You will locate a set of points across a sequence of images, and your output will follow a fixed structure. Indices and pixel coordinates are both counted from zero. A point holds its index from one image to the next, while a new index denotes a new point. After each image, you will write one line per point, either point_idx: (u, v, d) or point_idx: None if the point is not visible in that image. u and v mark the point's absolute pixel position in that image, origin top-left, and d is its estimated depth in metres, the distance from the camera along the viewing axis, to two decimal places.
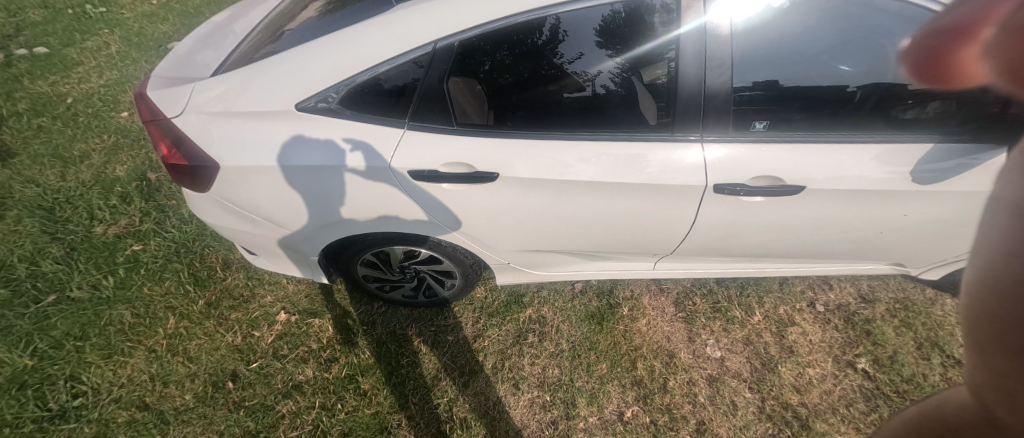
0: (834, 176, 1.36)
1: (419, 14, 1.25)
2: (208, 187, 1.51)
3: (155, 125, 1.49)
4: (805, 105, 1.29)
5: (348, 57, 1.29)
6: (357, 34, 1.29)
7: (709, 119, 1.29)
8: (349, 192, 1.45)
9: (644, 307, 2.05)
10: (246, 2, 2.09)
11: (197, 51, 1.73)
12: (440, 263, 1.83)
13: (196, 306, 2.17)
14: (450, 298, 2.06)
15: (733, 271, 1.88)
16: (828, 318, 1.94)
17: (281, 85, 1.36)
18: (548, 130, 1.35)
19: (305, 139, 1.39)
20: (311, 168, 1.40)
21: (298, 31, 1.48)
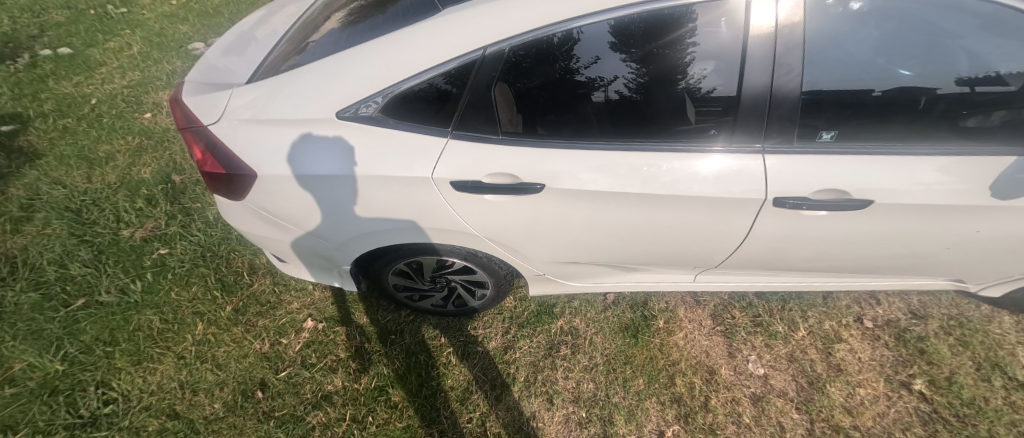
0: (901, 189, 1.28)
1: (460, 18, 1.19)
2: (244, 195, 1.48)
3: (190, 132, 1.46)
4: (874, 114, 1.21)
5: (391, 63, 1.23)
6: (398, 39, 1.24)
7: (772, 129, 1.21)
8: (387, 202, 1.40)
9: (680, 320, 1.98)
10: (275, 4, 2.07)
11: (228, 55, 1.70)
12: (473, 273, 1.78)
13: (224, 312, 2.15)
14: (480, 308, 2.01)
15: (777, 285, 1.81)
16: (877, 335, 1.85)
17: (319, 92, 1.31)
18: (595, 139, 1.28)
19: (342, 148, 1.34)
20: (350, 177, 1.35)
21: (333, 35, 1.44)
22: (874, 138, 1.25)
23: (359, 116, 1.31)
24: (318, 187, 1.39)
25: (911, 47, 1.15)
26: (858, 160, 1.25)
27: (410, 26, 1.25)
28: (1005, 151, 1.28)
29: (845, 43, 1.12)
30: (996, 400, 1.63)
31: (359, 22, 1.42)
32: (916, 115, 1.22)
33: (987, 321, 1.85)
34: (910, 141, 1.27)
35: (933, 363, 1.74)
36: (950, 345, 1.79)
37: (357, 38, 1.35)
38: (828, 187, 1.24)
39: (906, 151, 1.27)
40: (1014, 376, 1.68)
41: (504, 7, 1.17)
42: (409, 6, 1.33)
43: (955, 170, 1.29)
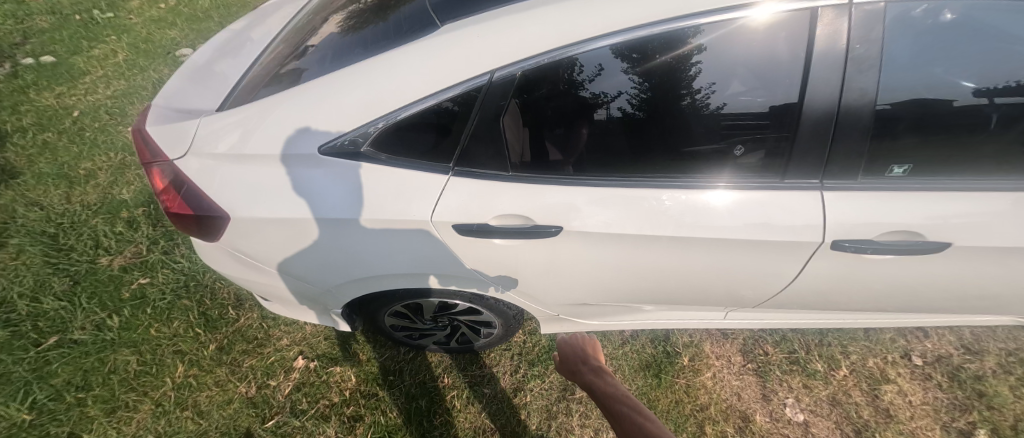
0: (979, 229, 1.10)
1: (460, 36, 1.01)
2: (221, 237, 1.29)
3: (158, 168, 1.26)
4: (960, 143, 1.03)
5: (387, 91, 1.05)
6: (391, 62, 1.05)
7: (840, 164, 1.04)
8: (381, 247, 1.22)
9: (707, 356, 1.79)
10: (262, 8, 1.89)
11: (200, 73, 1.51)
12: (480, 314, 1.60)
13: (207, 351, 1.97)
14: (486, 345, 1.83)
15: (818, 322, 1.62)
16: (928, 374, 1.67)
17: (303, 122, 1.13)
18: (626, 175, 1.10)
19: (330, 184, 1.15)
20: (338, 221, 1.18)
21: (320, 54, 1.25)
22: (953, 169, 1.06)
23: (338, 150, 1.13)
24: (302, 231, 1.22)
25: (1000, 65, 0.96)
26: (937, 197, 1.07)
27: (405, 45, 1.06)
28: None
29: (931, 63, 0.94)
30: None
31: (351, 38, 1.24)
32: (1001, 143, 1.03)
33: None
34: (992, 173, 1.08)
35: (993, 408, 1.57)
36: (1012, 386, 1.62)
37: (345, 59, 1.16)
38: (901, 228, 1.06)
39: (987, 184, 1.08)
40: None
41: (517, 23, 0.98)
42: (404, 21, 1.14)
43: None
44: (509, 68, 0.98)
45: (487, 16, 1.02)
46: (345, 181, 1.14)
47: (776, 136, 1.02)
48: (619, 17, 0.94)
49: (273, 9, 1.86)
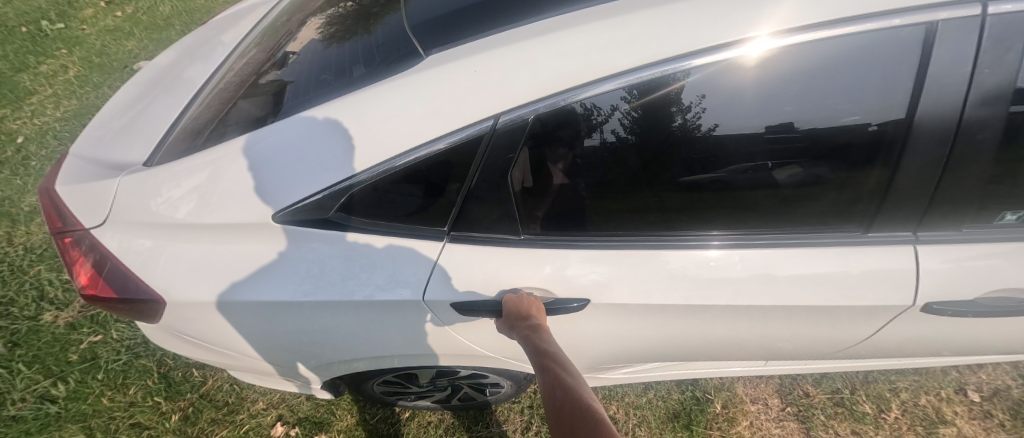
0: None
1: (471, 70, 0.83)
2: (156, 319, 1.06)
3: (71, 240, 1.04)
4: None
5: (394, 141, 0.86)
6: (387, 103, 0.86)
7: (936, 202, 0.92)
8: (364, 325, 1.07)
9: (741, 401, 1.59)
10: (216, 30, 1.71)
11: (162, 109, 1.29)
12: (485, 376, 1.39)
13: (169, 423, 1.71)
14: (492, 401, 1.59)
15: (871, 365, 1.42)
16: (987, 412, 1.51)
17: (271, 180, 0.92)
18: (680, 231, 0.98)
19: (340, 258, 0.98)
20: (317, 303, 1.02)
21: (295, 90, 1.04)
22: None
23: (308, 216, 0.95)
24: (277, 315, 1.05)
25: None
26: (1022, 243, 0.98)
27: (380, 84, 0.89)
28: None
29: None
30: None
31: (332, 72, 1.02)
32: None
33: None
34: None
35: None
36: None
37: (318, 100, 0.96)
38: (986, 280, 0.98)
39: None
40: None
41: (555, 50, 0.81)
42: (393, 53, 0.95)
43: None
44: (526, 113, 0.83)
45: (496, 42, 0.85)
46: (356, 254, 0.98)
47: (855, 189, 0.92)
48: (694, 33, 0.78)
49: (244, 27, 1.64)
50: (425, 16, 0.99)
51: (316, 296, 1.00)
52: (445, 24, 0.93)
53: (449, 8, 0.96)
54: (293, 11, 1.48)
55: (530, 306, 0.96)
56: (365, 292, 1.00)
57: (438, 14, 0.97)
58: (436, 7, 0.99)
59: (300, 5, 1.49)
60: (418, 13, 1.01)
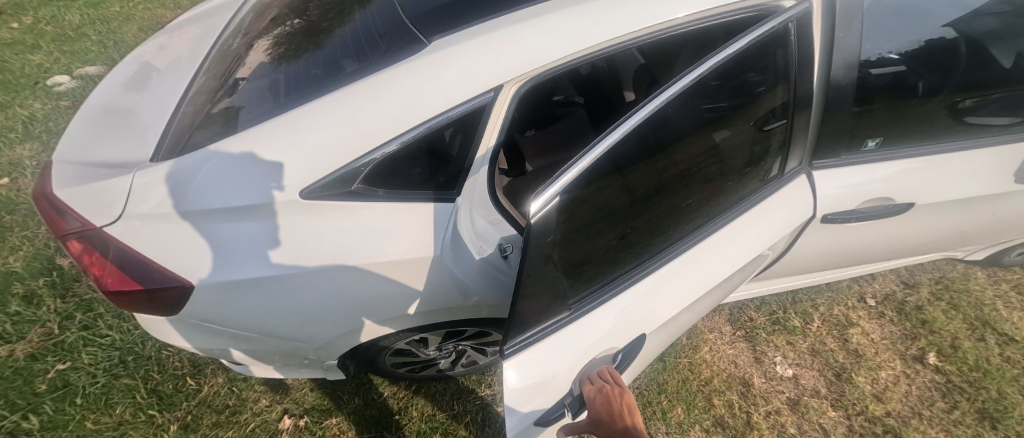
0: (920, 186, 1.37)
1: (471, 52, 1.05)
2: (174, 311, 1.13)
3: (81, 240, 1.08)
4: (898, 109, 1.28)
5: (416, 114, 1.06)
6: (399, 86, 1.05)
7: (821, 139, 1.26)
8: (384, 287, 1.24)
9: (701, 332, 1.88)
10: (170, 40, 1.73)
11: (112, 137, 1.29)
12: (488, 334, 1.57)
13: (168, 434, 1.69)
14: (490, 365, 1.76)
15: (798, 284, 1.76)
16: (881, 312, 1.97)
17: (210, 195, 1.09)
18: (678, 228, 1.12)
19: (360, 228, 1.15)
20: (342, 268, 1.16)
21: (291, 86, 1.18)
22: (901, 136, 1.33)
23: (334, 191, 1.11)
24: (302, 286, 1.17)
25: (928, 53, 1.22)
26: (886, 166, 1.34)
27: (392, 67, 1.07)
28: (1000, 139, 1.41)
29: (890, 41, 1.18)
30: (994, 358, 1.84)
31: (324, 68, 1.18)
32: (933, 120, 1.32)
33: (963, 279, 2.10)
34: (926, 141, 1.36)
35: (935, 331, 1.90)
36: (943, 310, 1.98)
37: (334, 81, 1.13)
38: (868, 194, 1.34)
39: (924, 152, 1.37)
40: (1004, 332, 1.92)
41: (536, 33, 1.04)
42: (399, 41, 1.14)
43: (966, 165, 1.39)
44: (514, 89, 1.09)
45: (488, 29, 1.07)
46: (376, 223, 1.16)
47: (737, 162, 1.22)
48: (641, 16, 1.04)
49: (180, 49, 1.63)
50: (420, 12, 1.18)
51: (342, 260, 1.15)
52: (444, 15, 1.14)
53: (440, 7, 1.16)
54: (238, 36, 1.53)
55: (618, 411, 0.87)
56: (387, 253, 1.17)
57: (434, 9, 1.17)
58: (426, 7, 1.19)
59: (244, 29, 1.55)
60: (413, 9, 1.20)
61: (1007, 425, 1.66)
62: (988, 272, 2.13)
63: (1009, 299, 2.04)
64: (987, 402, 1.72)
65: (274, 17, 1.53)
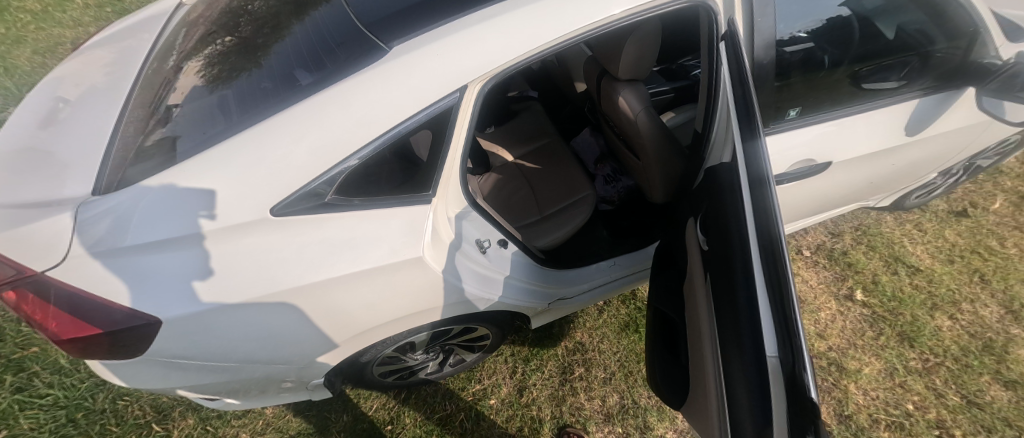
0: (836, 149, 1.59)
1: (435, 55, 1.05)
2: (141, 351, 1.05)
3: (18, 288, 0.97)
4: (808, 79, 1.46)
5: (387, 120, 1.05)
6: (361, 94, 1.03)
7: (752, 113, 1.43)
8: (367, 297, 1.22)
9: None
10: (84, 64, 1.58)
11: (34, 175, 1.16)
12: (474, 330, 1.59)
13: None
14: (477, 361, 1.79)
15: None
16: (816, 260, 2.28)
17: (126, 229, 1.01)
18: None
19: (341, 236, 1.14)
20: (323, 282, 1.14)
21: (240, 103, 1.12)
22: (815, 105, 1.53)
23: (307, 205, 1.09)
24: (279, 304, 1.13)
25: (829, 32, 1.41)
26: (806, 132, 1.53)
27: (354, 75, 1.05)
28: (899, 100, 1.63)
29: (796, 25, 1.36)
30: (905, 286, 2.20)
31: (276, 81, 1.14)
32: (839, 90, 1.53)
33: (876, 223, 2.45)
34: (836, 109, 1.57)
35: (860, 271, 2.25)
36: (863, 251, 2.33)
37: (289, 93, 1.09)
38: (793, 159, 1.53)
39: (836, 118, 1.57)
40: (911, 264, 2.29)
41: (496, 31, 1.07)
42: (356, 47, 1.12)
43: (872, 125, 1.62)
44: (479, 88, 1.12)
45: (448, 30, 1.06)
46: (358, 228, 1.15)
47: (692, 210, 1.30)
48: (588, 13, 1.11)
49: (93, 76, 1.48)
50: (372, 17, 1.17)
51: (320, 273, 1.13)
52: (397, 19, 1.13)
53: (393, 9, 1.16)
54: (168, 56, 1.43)
55: None
56: (370, 260, 1.16)
57: (384, 14, 1.16)
58: (376, 12, 1.18)
59: (168, 52, 1.45)
60: (364, 15, 1.19)
61: (921, 342, 2.00)
62: (895, 215, 2.50)
63: (912, 235, 2.41)
64: (904, 325, 2.06)
65: (203, 35, 1.44)
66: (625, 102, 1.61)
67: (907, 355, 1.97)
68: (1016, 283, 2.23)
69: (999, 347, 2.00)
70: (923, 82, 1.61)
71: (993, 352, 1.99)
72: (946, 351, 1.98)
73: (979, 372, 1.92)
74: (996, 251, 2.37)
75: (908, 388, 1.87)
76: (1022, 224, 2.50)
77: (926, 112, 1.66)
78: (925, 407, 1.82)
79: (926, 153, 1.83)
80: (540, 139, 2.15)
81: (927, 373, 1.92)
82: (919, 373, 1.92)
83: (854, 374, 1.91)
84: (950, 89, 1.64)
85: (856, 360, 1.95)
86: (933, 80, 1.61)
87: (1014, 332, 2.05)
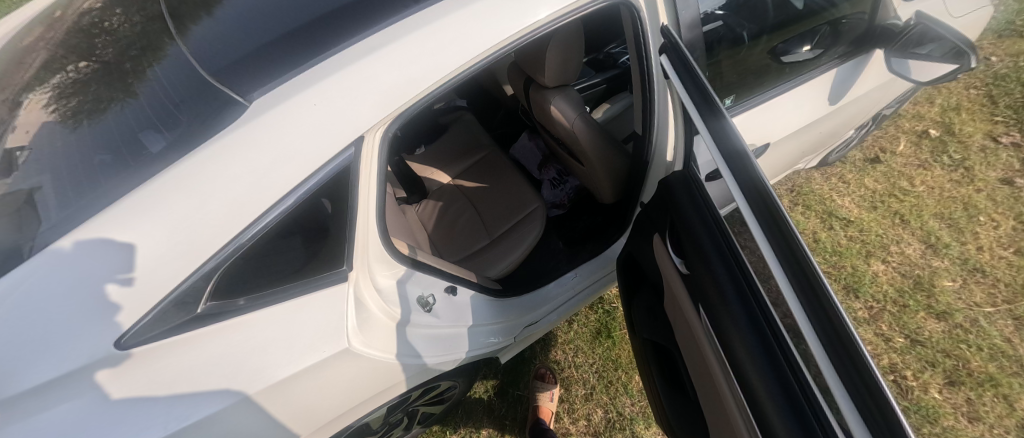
0: (771, 130, 1.57)
1: (328, 94, 0.83)
2: None
3: None
4: (732, 56, 1.43)
5: (278, 183, 0.81)
6: (229, 162, 0.79)
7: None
8: (296, 401, 0.99)
9: None
10: None
11: None
12: (437, 387, 1.41)
13: None
14: (449, 412, 1.69)
15: None
16: None
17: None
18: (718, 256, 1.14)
19: (257, 339, 0.90)
20: (230, 404, 0.89)
21: (65, 186, 0.83)
22: (744, 89, 1.49)
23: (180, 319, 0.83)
24: None
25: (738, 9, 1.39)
26: (743, 120, 1.49)
27: (219, 136, 0.81)
28: (821, 70, 1.63)
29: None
30: (841, 239, 2.33)
31: (115, 151, 0.86)
32: (764, 70, 1.52)
33: (806, 181, 2.59)
34: (766, 89, 1.55)
35: (801, 232, 2.37)
36: (800, 211, 2.46)
37: (136, 171, 0.82)
38: None
39: (769, 100, 1.54)
40: (842, 216, 2.43)
41: (397, 57, 0.87)
42: (218, 99, 0.88)
43: (800, 100, 1.61)
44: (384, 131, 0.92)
45: (339, 63, 0.86)
46: (271, 327, 0.91)
47: (657, 225, 1.22)
48: (505, 26, 0.95)
49: None
50: (234, 59, 0.93)
51: (223, 395, 0.88)
52: (275, 53, 0.92)
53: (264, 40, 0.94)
54: None
55: None
56: (304, 357, 0.94)
57: (253, 50, 0.93)
58: (244, 44, 0.95)
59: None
60: (225, 53, 0.95)
61: (864, 291, 2.12)
62: (821, 171, 2.65)
63: (839, 189, 2.57)
64: (847, 278, 2.17)
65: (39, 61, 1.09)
66: (558, 111, 1.49)
67: (853, 306, 2.08)
68: (929, 218, 2.43)
69: (926, 282, 2.16)
70: (836, 49, 1.63)
71: (923, 287, 2.14)
72: (886, 295, 2.11)
73: (916, 310, 2.05)
74: (908, 191, 2.57)
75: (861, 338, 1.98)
76: (924, 162, 2.74)
77: (844, 80, 1.69)
78: (878, 354, 1.93)
79: (848, 117, 1.88)
80: (475, 154, 1.97)
81: (874, 320, 2.03)
82: (867, 322, 2.03)
83: None
84: (863, 55, 1.67)
85: None
86: (846, 47, 1.64)
87: (936, 265, 2.23)
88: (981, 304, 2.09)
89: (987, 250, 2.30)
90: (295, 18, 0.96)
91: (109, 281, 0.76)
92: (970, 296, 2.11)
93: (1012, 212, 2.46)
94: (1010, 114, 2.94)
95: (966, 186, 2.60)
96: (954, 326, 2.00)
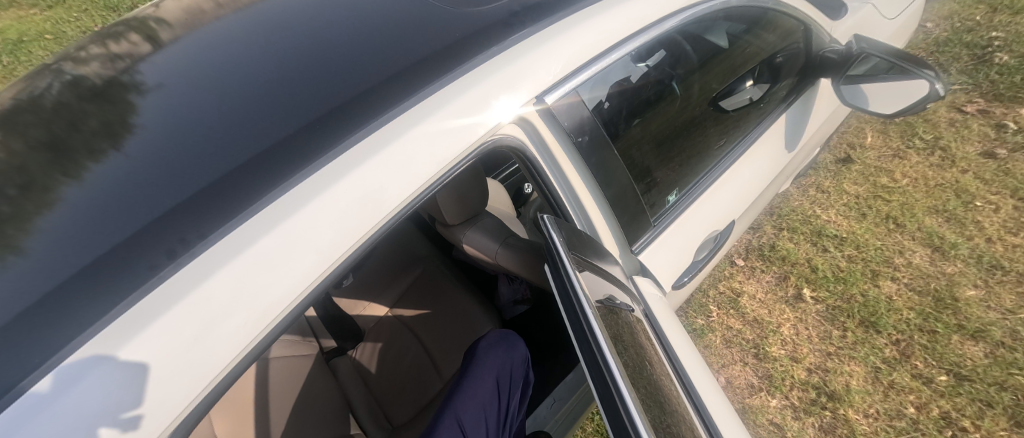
0: (732, 198, 1.30)
1: (181, 329, 0.47)
2: None
3: None
4: (663, 117, 1.10)
5: None
6: None
7: (624, 224, 1.03)
8: None
9: None
10: None
11: None
12: None
13: None
14: None
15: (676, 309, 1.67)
16: (752, 266, 2.13)
17: None
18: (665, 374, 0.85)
19: None
20: None
21: None
22: (688, 161, 1.20)
23: None
24: None
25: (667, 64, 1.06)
26: (698, 202, 1.22)
27: None
28: (772, 110, 1.39)
29: (603, 60, 0.86)
30: (841, 262, 2.06)
31: None
32: (710, 123, 1.22)
33: (784, 200, 2.34)
34: (715, 151, 1.27)
35: (796, 263, 2.10)
36: (787, 237, 2.19)
37: None
38: (696, 233, 1.22)
39: (721, 163, 1.29)
40: (832, 233, 2.16)
41: (272, 257, 0.53)
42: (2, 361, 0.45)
43: (756, 152, 1.36)
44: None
45: (203, 267, 0.49)
46: None
47: None
48: (363, 209, 0.60)
49: None
50: (64, 272, 0.51)
51: None
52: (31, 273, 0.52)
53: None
54: None
55: None
56: None
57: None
58: (85, 241, 0.53)
59: None
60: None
61: (884, 324, 1.84)
62: (797, 185, 2.41)
63: (820, 201, 2.31)
64: (862, 311, 1.90)
65: None
66: (474, 247, 1.30)
67: (878, 345, 1.80)
68: (923, 216, 2.18)
69: (947, 296, 1.88)
70: (786, 80, 1.38)
71: (947, 303, 1.87)
72: (909, 324, 1.83)
73: (948, 335, 1.78)
74: (892, 188, 2.32)
75: (900, 387, 1.70)
76: (898, 150, 2.50)
77: (794, 116, 1.46)
78: (925, 405, 1.65)
79: (811, 144, 1.65)
80: (405, 277, 1.65)
81: (906, 358, 1.75)
82: (900, 362, 1.75)
83: (850, 401, 1.71)
84: (809, 82, 1.45)
85: (842, 378, 1.76)
86: (793, 75, 1.39)
87: (951, 272, 1.96)
88: (1015, 310, 1.82)
89: (997, 240, 2.05)
90: (180, 183, 0.58)
91: (102, 422, 0.42)
92: (1000, 302, 1.85)
93: (1008, 189, 2.22)
94: (965, 79, 2.75)
95: (950, 168, 2.37)
96: (997, 345, 1.73)
